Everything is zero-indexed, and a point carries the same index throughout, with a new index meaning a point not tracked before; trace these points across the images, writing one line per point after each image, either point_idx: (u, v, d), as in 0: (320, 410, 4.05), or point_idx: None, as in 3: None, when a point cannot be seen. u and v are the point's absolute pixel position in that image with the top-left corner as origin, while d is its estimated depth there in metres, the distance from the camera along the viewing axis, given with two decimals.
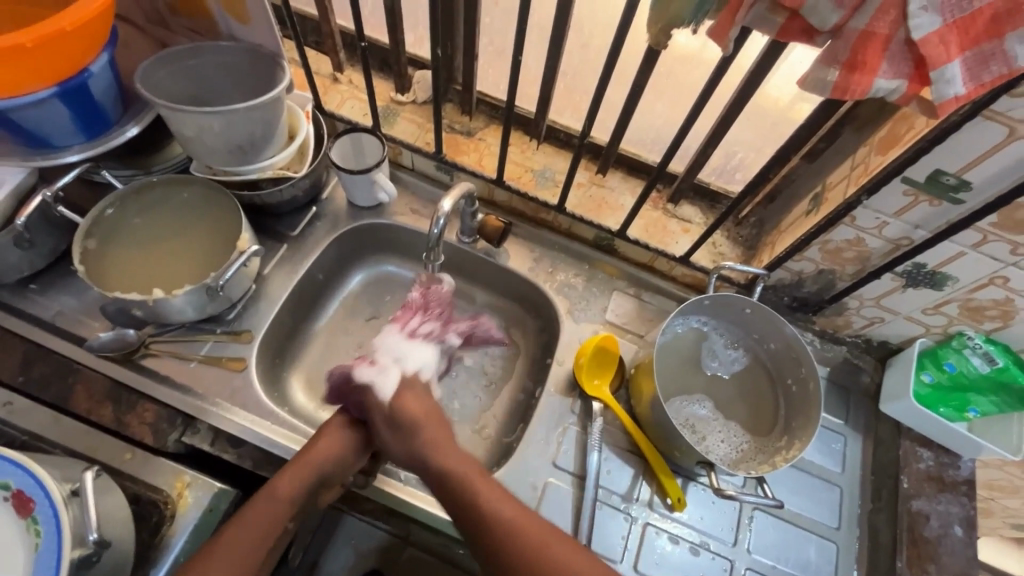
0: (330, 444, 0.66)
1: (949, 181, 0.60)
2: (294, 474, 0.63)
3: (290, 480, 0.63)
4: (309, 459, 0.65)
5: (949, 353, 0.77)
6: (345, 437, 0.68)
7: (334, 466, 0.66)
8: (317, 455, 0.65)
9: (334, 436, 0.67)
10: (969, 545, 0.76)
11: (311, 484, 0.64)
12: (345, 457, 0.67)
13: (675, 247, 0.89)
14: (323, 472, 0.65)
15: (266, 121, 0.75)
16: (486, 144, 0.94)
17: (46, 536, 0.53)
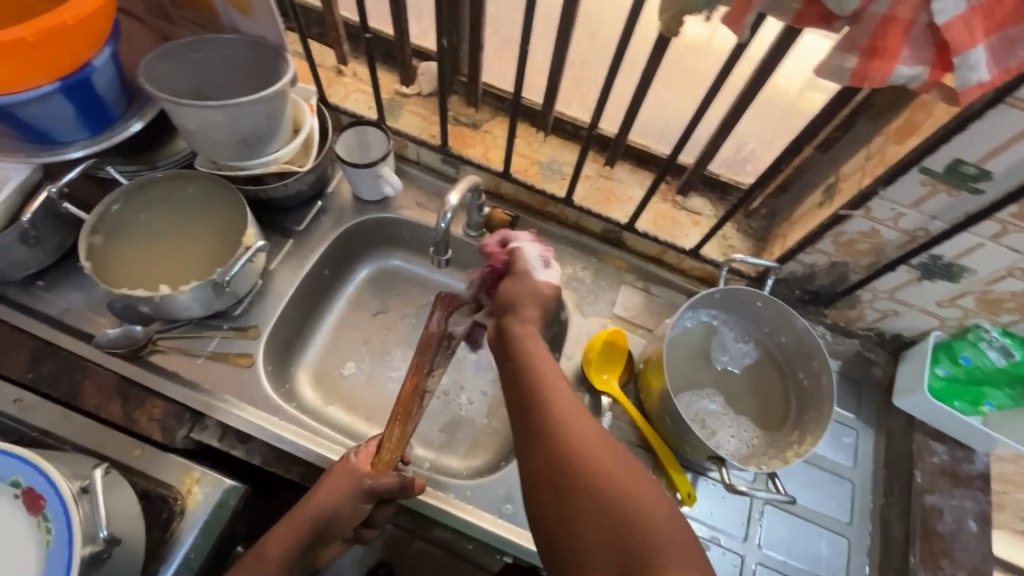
0: (325, 501, 0.66)
1: (969, 170, 0.58)
2: (283, 532, 0.65)
3: (281, 542, 0.65)
4: (302, 517, 0.66)
5: (964, 346, 0.76)
6: (342, 493, 0.67)
7: (329, 522, 0.67)
8: (309, 513, 0.66)
9: (330, 490, 0.66)
10: (984, 540, 0.75)
11: (303, 543, 0.66)
12: (340, 514, 0.67)
13: (684, 239, 0.88)
14: (316, 528, 0.66)
15: (269, 115, 0.75)
16: (493, 136, 0.93)
17: (58, 533, 0.53)
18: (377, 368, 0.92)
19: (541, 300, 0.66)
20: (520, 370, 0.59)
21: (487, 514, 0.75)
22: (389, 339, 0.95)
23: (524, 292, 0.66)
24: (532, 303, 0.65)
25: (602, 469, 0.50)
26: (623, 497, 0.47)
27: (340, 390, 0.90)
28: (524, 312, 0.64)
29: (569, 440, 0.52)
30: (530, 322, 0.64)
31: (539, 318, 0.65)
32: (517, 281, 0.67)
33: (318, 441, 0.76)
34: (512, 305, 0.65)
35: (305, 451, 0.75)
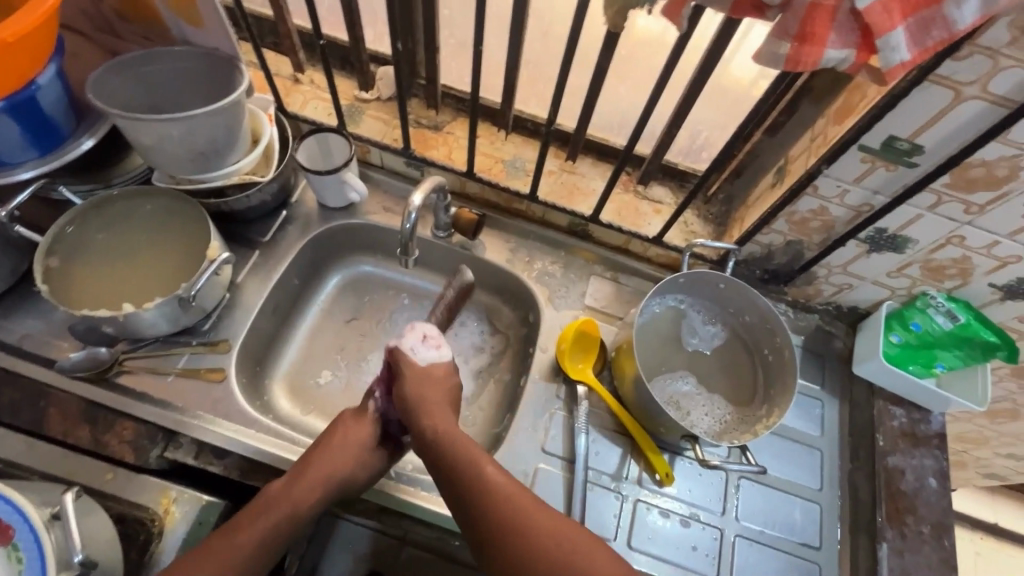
0: (350, 450, 0.70)
1: (903, 146, 0.62)
2: (314, 482, 0.66)
3: (311, 490, 0.66)
4: (321, 461, 0.68)
5: (915, 313, 0.80)
6: (359, 435, 0.72)
7: (350, 475, 0.70)
8: (335, 465, 0.68)
9: (353, 445, 0.70)
10: (943, 495, 0.79)
11: (327, 494, 0.67)
12: (359, 470, 0.70)
13: (648, 227, 0.90)
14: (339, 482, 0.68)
15: (226, 126, 0.74)
16: (455, 137, 0.93)
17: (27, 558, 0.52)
18: (354, 374, 0.92)
19: (446, 392, 0.73)
20: (442, 451, 0.67)
21: None
22: (363, 345, 0.95)
23: (420, 385, 0.72)
24: (434, 385, 0.73)
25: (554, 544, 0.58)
26: (569, 558, 0.57)
27: (318, 399, 0.90)
28: (421, 405, 0.71)
29: (530, 538, 0.59)
30: (445, 415, 0.70)
31: (447, 409, 0.72)
32: (405, 379, 0.73)
33: (297, 449, 0.75)
34: (421, 423, 0.70)
35: (284, 461, 0.74)
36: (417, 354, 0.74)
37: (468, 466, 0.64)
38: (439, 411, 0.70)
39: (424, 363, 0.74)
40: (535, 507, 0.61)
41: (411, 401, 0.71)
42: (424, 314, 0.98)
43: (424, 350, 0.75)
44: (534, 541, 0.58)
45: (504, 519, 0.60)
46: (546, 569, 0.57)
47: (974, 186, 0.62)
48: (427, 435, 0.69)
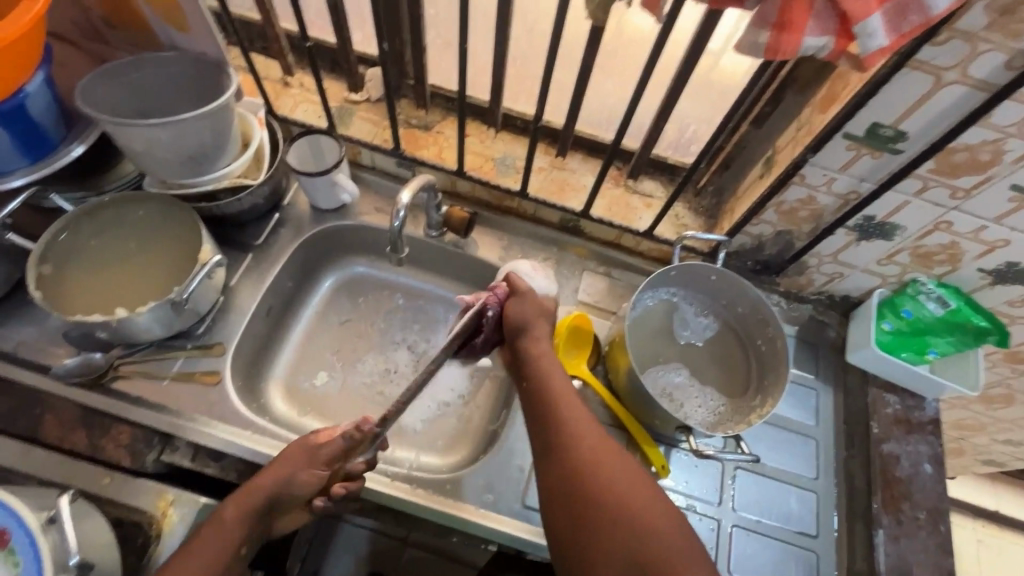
0: (283, 462, 0.67)
1: (887, 133, 0.62)
2: (241, 498, 0.64)
3: (239, 505, 0.64)
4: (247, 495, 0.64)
5: (906, 300, 0.81)
6: (299, 462, 0.68)
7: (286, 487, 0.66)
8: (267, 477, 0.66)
9: (289, 457, 0.68)
10: (939, 480, 0.80)
11: (260, 509, 0.64)
12: (296, 480, 0.67)
13: (639, 222, 0.91)
14: (274, 495, 0.65)
15: (215, 130, 0.74)
16: (445, 136, 0.94)
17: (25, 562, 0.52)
18: (350, 374, 0.92)
19: (540, 310, 0.76)
20: (541, 390, 0.69)
21: (470, 506, 0.76)
22: (359, 346, 0.95)
23: (533, 311, 0.76)
24: (545, 315, 0.77)
25: (622, 493, 0.59)
26: (643, 516, 0.57)
27: (314, 401, 0.90)
28: (538, 321, 0.76)
29: (605, 483, 0.60)
30: (545, 344, 0.75)
31: (546, 332, 0.76)
32: (522, 303, 0.76)
33: None
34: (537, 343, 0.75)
35: None
36: (537, 285, 0.79)
37: (567, 408, 0.67)
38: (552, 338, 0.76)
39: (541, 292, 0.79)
40: (611, 456, 0.62)
41: (519, 321, 0.75)
42: (419, 313, 0.99)
43: (539, 281, 0.80)
44: (613, 484, 0.60)
45: (593, 464, 0.62)
46: (612, 509, 0.58)
47: (958, 171, 0.63)
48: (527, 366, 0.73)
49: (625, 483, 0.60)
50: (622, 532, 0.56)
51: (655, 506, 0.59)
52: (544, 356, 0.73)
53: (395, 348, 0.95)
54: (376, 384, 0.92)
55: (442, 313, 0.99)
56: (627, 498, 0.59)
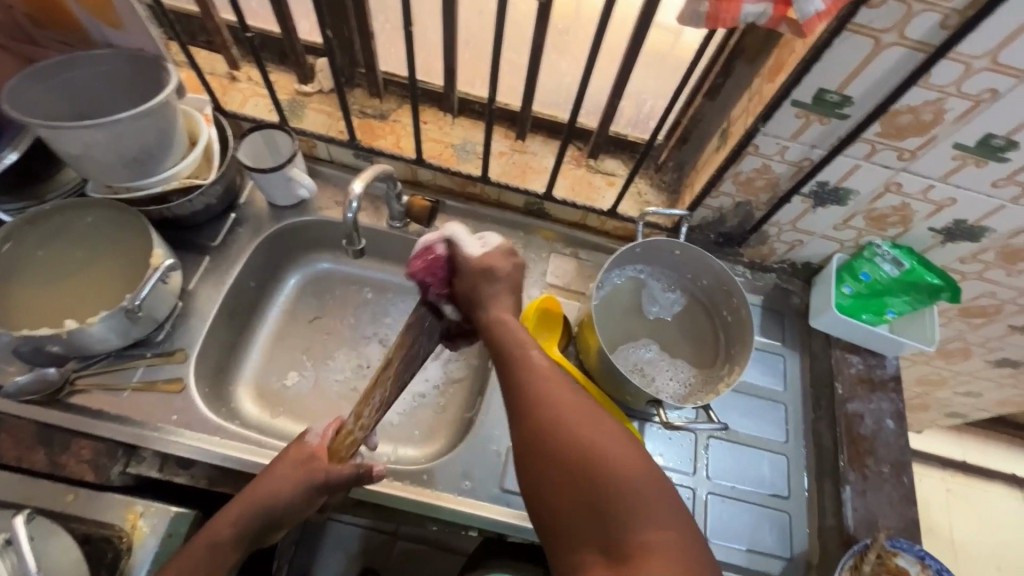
0: (280, 477, 0.64)
1: (833, 98, 0.63)
2: (231, 515, 0.62)
3: (229, 521, 0.61)
4: (236, 516, 0.62)
5: (863, 264, 0.83)
6: (292, 478, 0.64)
7: (279, 509, 0.63)
8: (260, 493, 0.63)
9: (284, 473, 0.64)
10: (901, 434, 0.82)
11: (252, 527, 0.62)
12: (290, 503, 0.63)
13: (603, 201, 0.91)
14: (267, 513, 0.62)
15: (159, 128, 0.72)
16: (402, 124, 0.92)
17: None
18: (322, 372, 0.91)
19: (505, 252, 0.69)
20: (518, 361, 0.58)
21: (449, 494, 0.76)
22: (329, 343, 0.94)
23: (477, 275, 0.66)
24: (495, 279, 0.67)
25: (579, 434, 0.51)
26: (606, 458, 0.49)
27: (286, 401, 0.89)
28: (486, 286, 0.66)
29: (558, 425, 0.52)
30: (506, 301, 0.66)
31: (512, 272, 0.68)
32: (462, 268, 0.67)
33: (264, 452, 0.74)
34: (495, 312, 0.65)
35: (251, 466, 0.73)
36: (466, 248, 0.68)
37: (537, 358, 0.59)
38: (504, 302, 0.66)
39: (474, 253, 0.67)
40: (570, 396, 0.54)
41: (485, 267, 0.67)
42: (390, 305, 0.98)
43: (473, 241, 0.69)
44: (579, 436, 0.51)
45: (552, 392, 0.54)
46: (566, 454, 0.50)
47: (904, 132, 0.64)
48: (501, 342, 0.62)
49: (582, 423, 0.52)
50: (576, 480, 0.49)
51: (615, 446, 0.50)
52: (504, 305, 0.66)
53: (366, 343, 0.94)
54: (350, 381, 0.91)
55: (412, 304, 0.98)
56: (584, 442, 0.50)
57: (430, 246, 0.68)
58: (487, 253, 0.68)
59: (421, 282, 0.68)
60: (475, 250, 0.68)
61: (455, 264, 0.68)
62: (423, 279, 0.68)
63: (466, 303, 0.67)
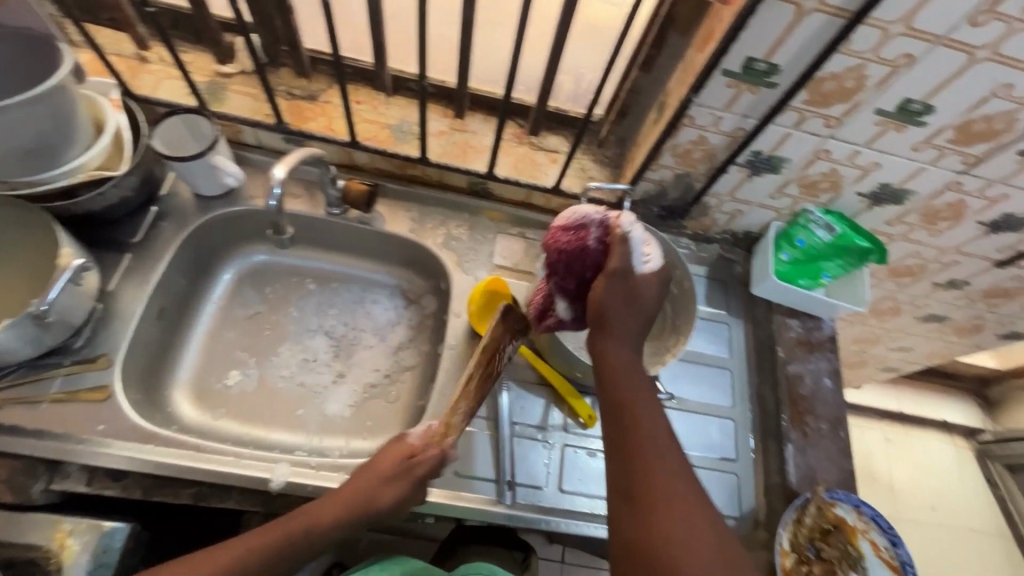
0: (380, 477, 0.64)
1: (761, 67, 0.64)
2: (324, 508, 0.62)
3: (325, 513, 0.62)
4: (304, 529, 0.61)
5: (799, 230, 0.85)
6: (395, 480, 0.64)
7: (374, 513, 0.63)
8: (360, 488, 0.63)
9: (387, 469, 0.65)
10: (837, 392, 0.86)
11: (348, 525, 0.62)
12: (385, 505, 0.63)
13: (547, 178, 0.89)
14: (361, 512, 0.63)
15: (56, 113, 0.66)
16: (333, 105, 0.87)
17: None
18: (265, 369, 0.87)
19: (660, 279, 0.63)
20: (637, 430, 0.55)
21: None
22: (270, 338, 0.89)
23: (621, 299, 0.61)
24: (637, 308, 0.61)
25: (687, 552, 0.50)
26: None
27: (228, 402, 0.85)
28: (631, 316, 0.61)
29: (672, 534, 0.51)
30: (621, 335, 0.61)
31: (647, 293, 0.62)
32: (615, 281, 0.61)
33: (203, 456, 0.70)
34: (623, 338, 0.61)
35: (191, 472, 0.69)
36: (635, 263, 0.63)
37: (648, 409, 0.57)
38: (630, 346, 0.61)
39: (637, 272, 0.62)
40: (694, 508, 0.52)
41: (631, 287, 0.61)
42: (333, 295, 0.94)
43: (638, 255, 0.63)
44: (682, 546, 0.50)
45: (667, 493, 0.52)
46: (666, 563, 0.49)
47: (829, 99, 0.66)
48: (609, 374, 0.59)
49: (690, 540, 0.50)
50: None
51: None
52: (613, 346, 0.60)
53: (310, 336, 0.90)
54: (296, 376, 0.87)
55: (356, 292, 0.95)
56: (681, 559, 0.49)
57: (583, 225, 0.66)
58: (650, 275, 0.63)
59: (569, 264, 0.67)
60: (648, 268, 0.63)
61: (608, 263, 0.62)
62: (565, 262, 0.67)
63: (595, 322, 0.61)
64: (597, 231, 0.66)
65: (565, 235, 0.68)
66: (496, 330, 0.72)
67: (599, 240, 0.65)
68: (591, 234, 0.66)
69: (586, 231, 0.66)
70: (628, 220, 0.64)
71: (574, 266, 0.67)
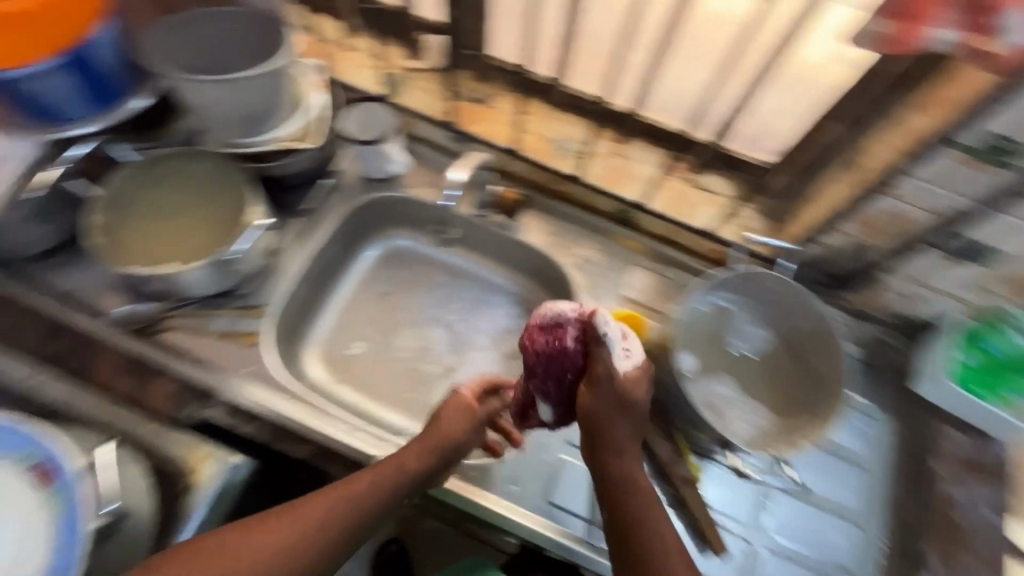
0: (450, 418, 0.69)
1: (999, 143, 0.54)
2: (420, 448, 0.66)
3: (416, 454, 0.65)
4: (393, 474, 0.63)
5: (987, 331, 0.72)
6: (465, 418, 0.70)
7: (458, 446, 0.68)
8: (437, 432, 0.68)
9: (457, 413, 0.70)
10: (1006, 531, 0.71)
11: (438, 457, 0.66)
12: (465, 441, 0.69)
13: (698, 218, 0.86)
14: (446, 447, 0.67)
15: (273, 91, 0.74)
16: (502, 112, 0.91)
17: (66, 514, 0.57)
18: (387, 347, 0.92)
19: (626, 400, 0.62)
20: (626, 512, 0.58)
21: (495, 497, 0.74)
22: (397, 319, 0.94)
23: (613, 405, 0.62)
24: (631, 415, 0.62)
25: None
26: None
27: (350, 368, 0.90)
28: (621, 422, 0.62)
29: None
30: (624, 451, 0.62)
31: (631, 431, 0.63)
32: (602, 389, 0.62)
33: (327, 418, 0.76)
34: (618, 446, 0.62)
35: (312, 429, 0.75)
36: (617, 364, 0.62)
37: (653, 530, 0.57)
38: (627, 446, 0.62)
39: (621, 373, 0.61)
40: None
41: (622, 393, 0.62)
42: (460, 291, 0.97)
43: (617, 353, 0.62)
44: None
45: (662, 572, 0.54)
46: None
47: None
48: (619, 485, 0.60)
49: None
50: None
51: None
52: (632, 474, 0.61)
53: (431, 325, 0.94)
54: (409, 360, 0.91)
55: (479, 294, 0.97)
56: None
57: (561, 324, 0.65)
58: (633, 374, 0.62)
59: (548, 366, 0.66)
60: (639, 363, 0.62)
61: (593, 370, 0.63)
62: (546, 364, 0.66)
63: (590, 428, 0.63)
64: (575, 329, 0.64)
65: (563, 333, 0.65)
66: None
67: (579, 339, 0.64)
68: (570, 331, 0.65)
69: (568, 330, 0.65)
70: (604, 319, 0.62)
71: (569, 368, 0.65)
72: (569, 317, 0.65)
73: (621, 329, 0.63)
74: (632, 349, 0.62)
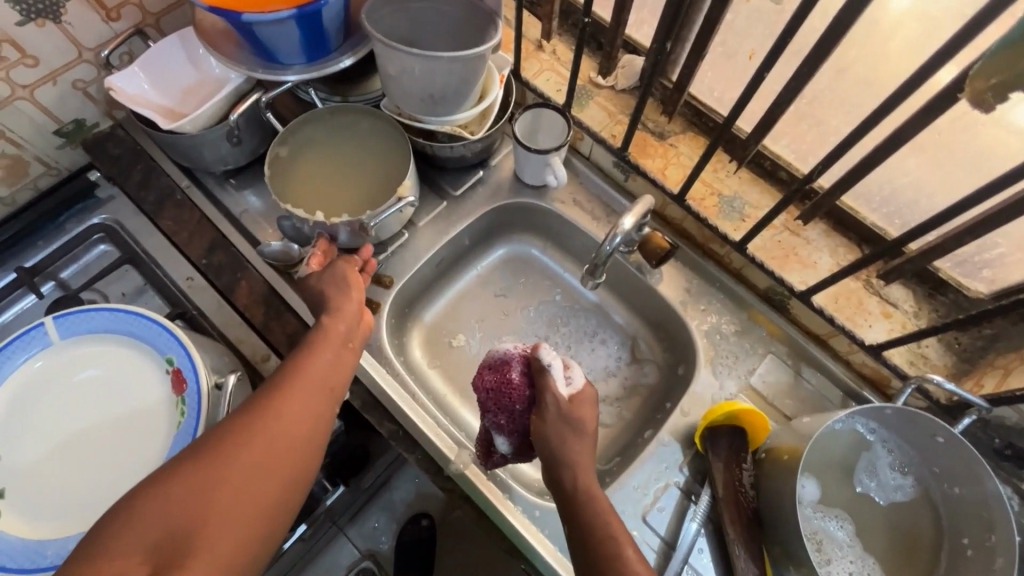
0: (345, 295, 0.67)
1: None
2: (313, 338, 0.61)
3: (320, 339, 0.61)
4: (330, 354, 0.60)
5: None
6: (348, 280, 0.69)
7: (352, 327, 0.65)
8: (337, 320, 0.64)
9: (339, 279, 0.68)
10: None
11: (341, 344, 0.62)
12: (354, 324, 0.66)
13: (866, 330, 0.75)
14: (343, 330, 0.64)
15: (463, 77, 0.72)
16: (677, 151, 0.84)
17: (185, 431, 0.61)
18: (487, 348, 0.91)
19: (581, 426, 0.63)
20: (583, 516, 0.57)
21: (551, 544, 0.71)
22: (503, 325, 0.92)
23: (561, 428, 0.62)
24: (582, 437, 0.63)
25: None
26: None
27: (447, 358, 0.91)
28: (572, 441, 0.62)
29: None
30: (578, 458, 0.61)
31: (587, 444, 0.63)
32: (549, 414, 0.63)
33: (415, 406, 0.77)
34: (567, 461, 0.60)
35: (401, 412, 0.76)
36: (560, 390, 0.64)
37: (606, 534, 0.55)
38: (581, 457, 0.61)
39: (566, 398, 0.64)
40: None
41: (578, 419, 0.63)
42: (572, 317, 0.93)
43: (560, 378, 0.65)
44: None
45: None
46: None
47: None
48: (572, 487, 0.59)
49: None
50: None
51: None
52: (586, 472, 0.60)
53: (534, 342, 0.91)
54: None
55: (592, 325, 0.92)
56: None
57: (507, 361, 0.69)
58: (578, 396, 0.65)
59: (499, 400, 0.68)
60: (579, 389, 0.65)
61: (541, 399, 0.65)
62: (496, 399, 0.68)
63: (542, 452, 0.62)
64: (519, 365, 0.68)
65: (511, 369, 0.68)
66: (723, 451, 0.72)
67: (525, 372, 0.68)
68: (516, 367, 0.68)
69: (512, 369, 0.68)
70: (545, 350, 0.66)
71: (517, 405, 0.67)
72: (510, 354, 0.69)
73: (573, 361, 0.68)
74: (574, 379, 0.66)
